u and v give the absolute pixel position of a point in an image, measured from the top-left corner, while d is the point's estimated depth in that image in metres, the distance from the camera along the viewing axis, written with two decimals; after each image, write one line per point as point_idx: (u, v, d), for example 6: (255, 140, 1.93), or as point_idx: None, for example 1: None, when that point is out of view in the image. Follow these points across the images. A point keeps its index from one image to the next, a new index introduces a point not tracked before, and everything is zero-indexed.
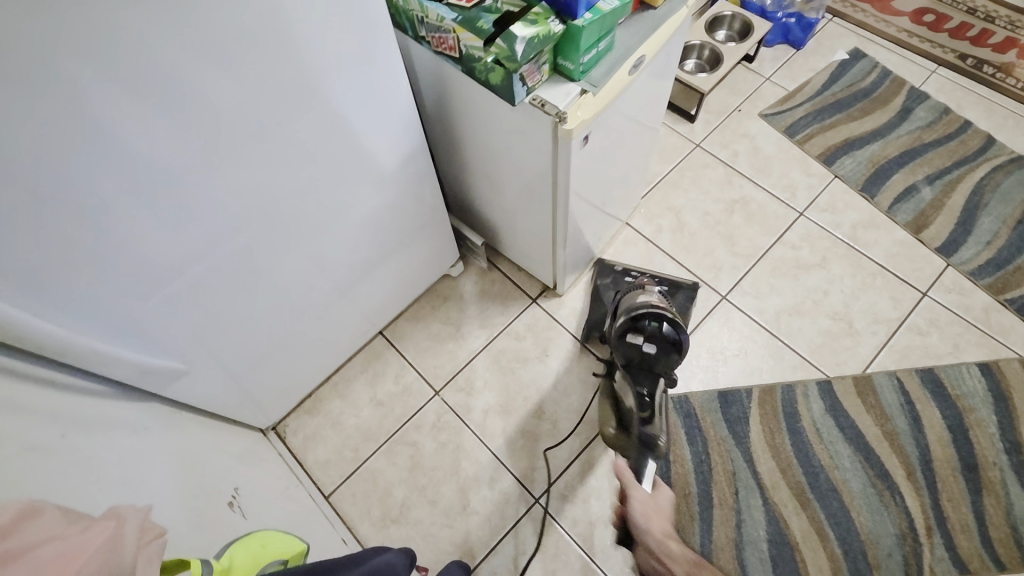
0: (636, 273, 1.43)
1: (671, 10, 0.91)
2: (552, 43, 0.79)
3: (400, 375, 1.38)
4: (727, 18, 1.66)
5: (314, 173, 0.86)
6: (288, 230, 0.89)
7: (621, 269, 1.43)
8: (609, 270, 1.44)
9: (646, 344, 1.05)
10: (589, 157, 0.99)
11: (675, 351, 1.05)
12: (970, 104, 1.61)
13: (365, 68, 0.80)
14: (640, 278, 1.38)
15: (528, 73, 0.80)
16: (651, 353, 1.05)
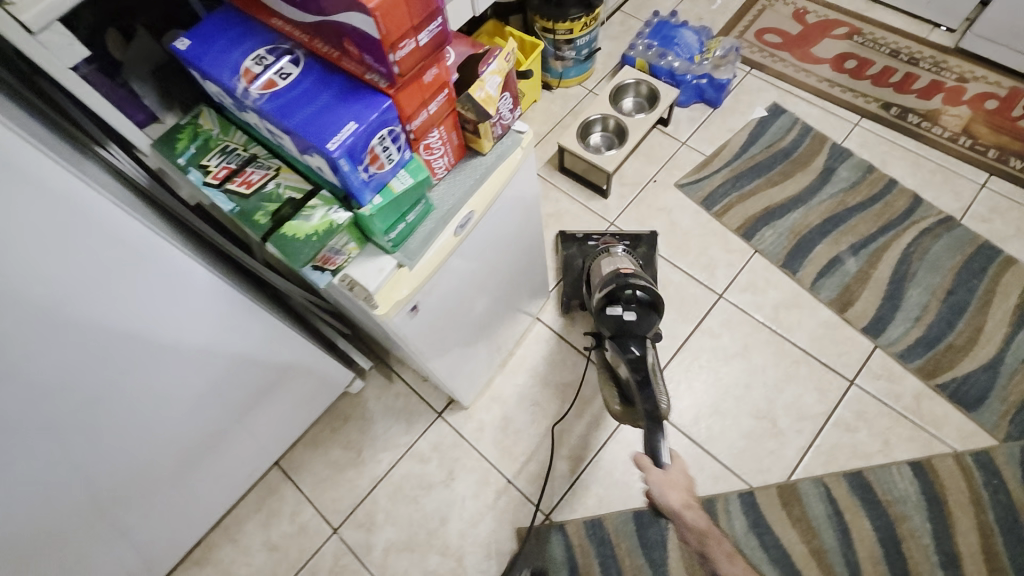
0: (598, 237, 1.47)
1: (503, 154, 0.82)
2: (344, 228, 0.72)
3: (295, 513, 1.27)
4: (634, 85, 1.58)
5: (93, 385, 0.73)
6: (76, 442, 0.77)
7: (582, 235, 1.47)
8: (572, 239, 1.47)
9: (624, 313, 1.08)
10: (438, 309, 0.90)
11: (653, 311, 1.09)
12: (895, 160, 1.52)
13: (149, 266, 0.70)
14: (602, 239, 1.44)
15: (324, 259, 0.73)
16: (634, 319, 1.08)
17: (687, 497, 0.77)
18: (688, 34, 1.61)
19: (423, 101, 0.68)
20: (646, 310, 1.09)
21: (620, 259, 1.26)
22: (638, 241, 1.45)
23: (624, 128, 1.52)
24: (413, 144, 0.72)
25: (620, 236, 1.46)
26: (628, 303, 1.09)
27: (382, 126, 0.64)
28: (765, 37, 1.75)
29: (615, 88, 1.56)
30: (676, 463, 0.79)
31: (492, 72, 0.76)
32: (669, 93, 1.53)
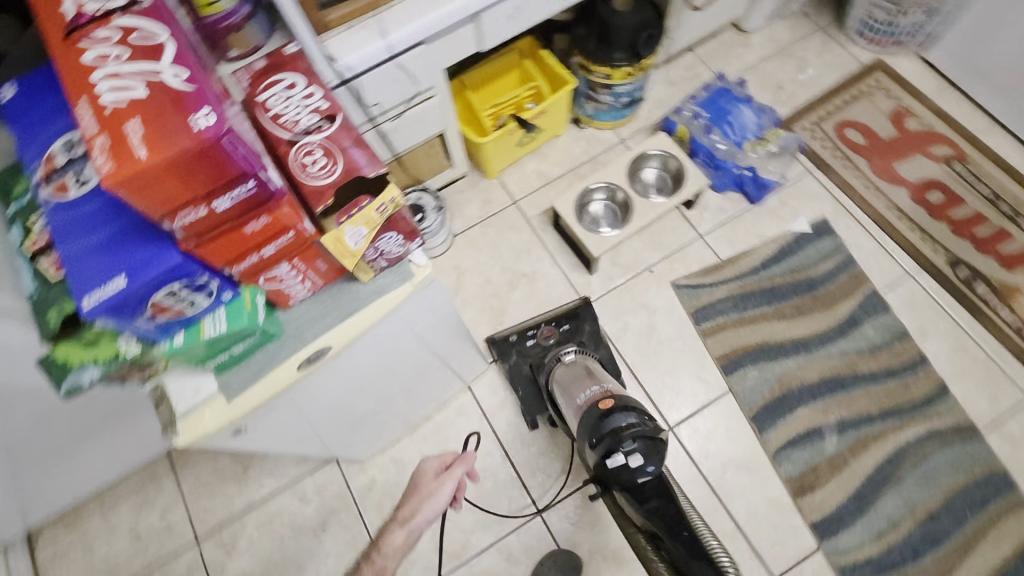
0: (530, 326, 1.30)
1: (387, 286, 0.68)
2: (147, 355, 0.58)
3: (167, 509, 1.25)
4: (661, 155, 1.34)
5: None
6: None
7: (516, 336, 1.30)
8: (505, 346, 1.29)
9: (627, 458, 0.86)
10: (289, 415, 0.78)
11: (653, 444, 0.88)
12: (938, 334, 1.26)
13: None
14: (540, 331, 1.30)
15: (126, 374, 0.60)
16: (642, 462, 0.86)
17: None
18: (746, 113, 1.36)
19: (247, 249, 0.53)
20: (648, 441, 0.88)
21: (586, 376, 1.11)
22: (581, 323, 1.31)
23: (631, 208, 1.30)
24: (241, 279, 0.58)
25: (555, 316, 1.30)
26: (625, 443, 0.87)
27: (169, 280, 0.49)
28: (846, 133, 1.45)
29: (636, 157, 1.33)
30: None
31: (355, 220, 0.59)
32: (695, 181, 1.29)
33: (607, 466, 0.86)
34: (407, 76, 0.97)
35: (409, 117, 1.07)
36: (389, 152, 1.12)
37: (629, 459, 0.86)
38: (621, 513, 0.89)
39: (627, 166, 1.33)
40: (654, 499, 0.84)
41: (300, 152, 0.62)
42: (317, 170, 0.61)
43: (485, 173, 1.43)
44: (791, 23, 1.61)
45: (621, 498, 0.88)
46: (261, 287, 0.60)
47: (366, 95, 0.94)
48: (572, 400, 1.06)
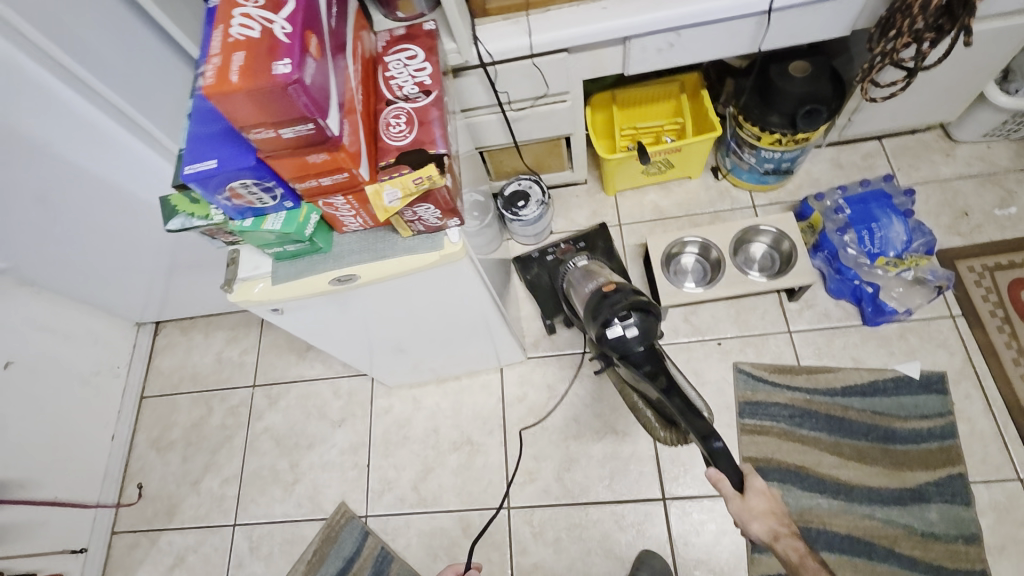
0: (552, 247, 1.42)
1: (418, 247, 0.77)
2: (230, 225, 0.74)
3: (245, 352, 1.54)
4: (775, 234, 1.27)
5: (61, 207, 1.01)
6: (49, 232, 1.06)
7: (538, 253, 1.41)
8: (529, 260, 1.40)
9: (625, 328, 0.87)
10: (324, 322, 0.92)
11: (648, 314, 0.88)
12: (1020, 557, 1.05)
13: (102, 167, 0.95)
14: (558, 249, 1.41)
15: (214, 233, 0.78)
16: (638, 331, 0.87)
17: (770, 524, 0.73)
18: (896, 225, 1.20)
19: (308, 174, 0.64)
20: (646, 311, 0.88)
21: (597, 271, 1.12)
22: (595, 241, 1.42)
23: (720, 273, 1.26)
24: (303, 195, 0.69)
25: (574, 237, 1.42)
26: (621, 313, 0.87)
27: (245, 177, 0.63)
28: (1021, 296, 1.24)
29: (750, 227, 1.28)
30: (756, 482, 0.74)
31: (394, 183, 0.67)
32: (797, 274, 1.21)
33: (607, 338, 0.87)
34: (540, 76, 1.05)
35: (536, 112, 1.16)
36: (508, 139, 1.24)
37: (627, 329, 0.87)
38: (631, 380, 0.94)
39: (737, 232, 1.28)
40: (648, 364, 0.86)
41: (390, 115, 0.73)
42: (394, 133, 0.72)
43: (605, 188, 1.51)
44: (1017, 149, 1.37)
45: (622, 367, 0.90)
46: (319, 207, 0.72)
47: (498, 81, 1.05)
48: (583, 292, 1.07)
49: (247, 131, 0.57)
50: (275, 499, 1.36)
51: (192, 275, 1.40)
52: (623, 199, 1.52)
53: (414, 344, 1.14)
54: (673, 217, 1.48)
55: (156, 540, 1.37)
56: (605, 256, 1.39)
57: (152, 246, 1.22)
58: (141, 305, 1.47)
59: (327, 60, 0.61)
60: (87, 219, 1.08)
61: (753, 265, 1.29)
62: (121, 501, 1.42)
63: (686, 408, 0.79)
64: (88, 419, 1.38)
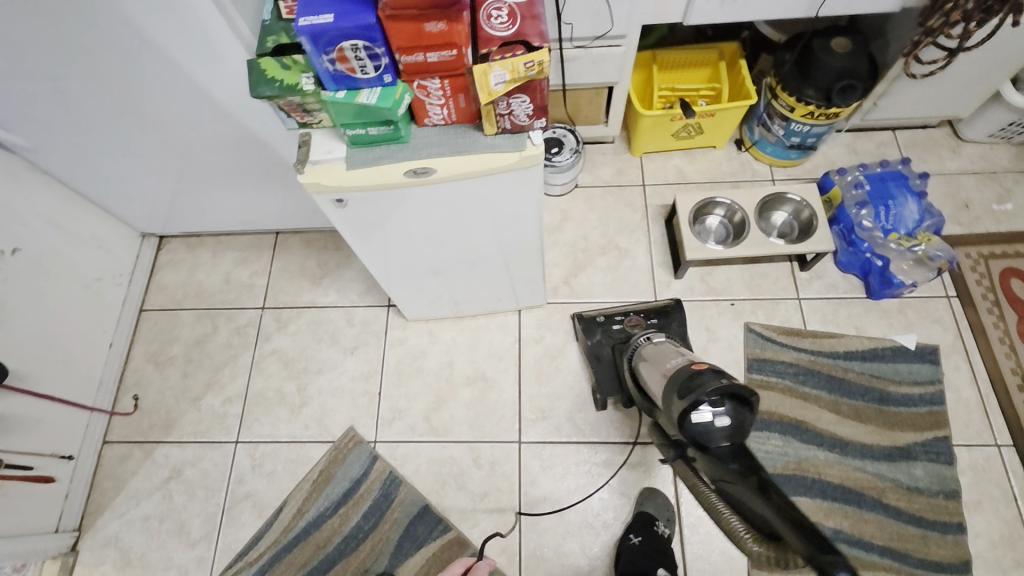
0: (620, 317, 1.31)
1: (500, 146, 0.78)
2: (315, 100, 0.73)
3: (255, 274, 1.50)
4: (798, 203, 1.34)
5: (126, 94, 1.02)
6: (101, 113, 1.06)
7: (604, 318, 1.31)
8: (592, 326, 1.30)
9: (714, 415, 0.77)
10: (378, 221, 0.92)
11: (744, 407, 0.77)
12: (992, 513, 1.15)
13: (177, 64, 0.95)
14: (628, 318, 1.30)
15: (292, 110, 0.77)
16: (730, 423, 0.76)
17: None
18: (910, 205, 1.28)
19: (419, 45, 0.65)
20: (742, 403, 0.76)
21: (673, 350, 1.06)
22: (669, 320, 1.31)
23: (743, 234, 1.31)
24: (402, 72, 0.69)
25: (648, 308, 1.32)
26: (710, 397, 0.77)
27: (358, 37, 0.62)
28: (1009, 283, 1.34)
29: (775, 193, 1.33)
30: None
31: (504, 64, 0.68)
32: (816, 240, 1.28)
33: (689, 422, 0.77)
34: (607, 14, 1.07)
35: (591, 54, 1.18)
36: (557, 81, 1.26)
37: (716, 416, 0.77)
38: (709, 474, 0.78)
39: (762, 197, 1.34)
40: (736, 465, 0.74)
41: (492, 6, 0.72)
42: (496, 24, 0.71)
43: (633, 148, 1.55)
44: (1016, 152, 1.48)
45: (701, 463, 0.79)
46: (411, 91, 0.72)
47: (564, 12, 1.06)
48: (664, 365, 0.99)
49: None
50: (281, 419, 1.34)
51: (212, 184, 1.30)
52: (649, 161, 1.56)
53: (449, 267, 1.15)
54: (696, 183, 1.52)
55: (150, 451, 1.33)
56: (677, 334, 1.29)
57: (180, 137, 1.13)
58: (164, 218, 1.45)
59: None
60: (125, 81, 0.99)
61: (773, 232, 1.35)
62: (114, 410, 1.37)
63: (785, 521, 0.62)
64: (89, 321, 1.33)
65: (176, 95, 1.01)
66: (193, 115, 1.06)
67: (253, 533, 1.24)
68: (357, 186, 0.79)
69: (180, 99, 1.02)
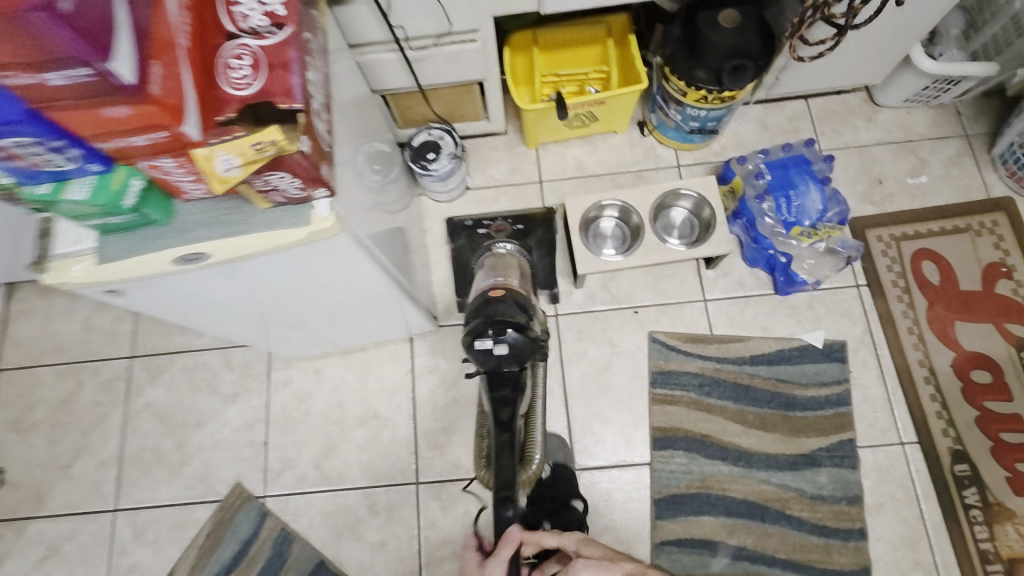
0: (489, 223, 1.29)
1: (280, 222, 0.65)
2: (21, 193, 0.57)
3: (119, 318, 1.35)
4: (696, 199, 1.23)
5: None
6: None
7: (471, 223, 1.29)
8: (461, 229, 1.29)
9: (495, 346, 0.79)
10: (182, 297, 0.78)
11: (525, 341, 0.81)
12: (894, 515, 1.13)
13: None
14: (494, 224, 1.28)
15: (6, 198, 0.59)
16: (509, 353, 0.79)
17: None
18: (813, 193, 1.17)
19: (111, 130, 0.50)
20: (524, 335, 0.80)
21: (508, 263, 1.06)
22: (535, 226, 1.28)
23: (638, 241, 1.20)
24: (113, 157, 0.55)
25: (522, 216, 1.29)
26: (495, 328, 0.79)
27: (17, 135, 0.48)
28: (921, 266, 1.27)
29: (672, 190, 1.21)
30: None
31: (228, 147, 0.55)
32: (712, 243, 1.17)
33: (473, 347, 0.79)
34: (440, 10, 0.93)
35: (442, 53, 1.02)
36: (411, 84, 1.09)
37: (497, 345, 0.79)
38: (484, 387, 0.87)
39: (658, 196, 1.21)
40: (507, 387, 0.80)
41: (230, 54, 0.58)
42: (235, 79, 0.57)
43: (526, 141, 1.39)
44: (934, 116, 1.37)
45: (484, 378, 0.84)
46: (141, 172, 0.58)
47: (391, 13, 0.91)
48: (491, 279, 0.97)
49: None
50: (162, 481, 1.24)
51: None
52: (545, 153, 1.41)
53: (305, 317, 1.03)
54: (597, 175, 1.39)
55: (22, 530, 1.23)
56: (541, 247, 1.27)
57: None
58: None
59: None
60: None
61: (671, 233, 1.25)
62: None
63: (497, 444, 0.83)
64: None
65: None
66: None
67: None
68: (117, 281, 0.66)
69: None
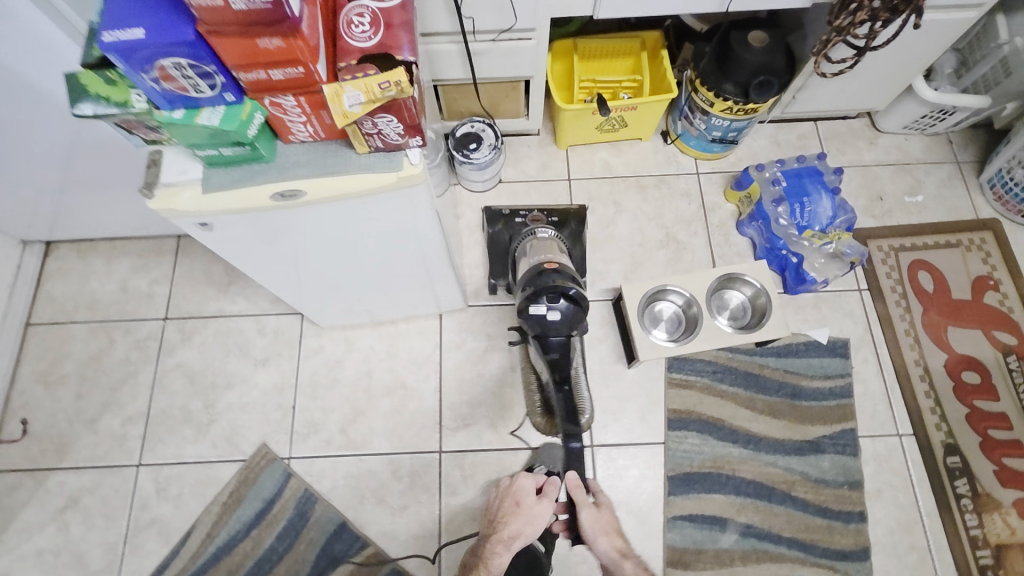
0: (524, 215, 1.31)
1: (374, 166, 0.71)
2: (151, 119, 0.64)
3: (156, 282, 1.40)
4: (755, 288, 1.26)
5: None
6: None
7: (508, 212, 1.32)
8: (499, 217, 1.31)
9: (549, 312, 0.97)
10: (254, 236, 0.81)
11: (575, 306, 0.98)
12: (891, 501, 1.20)
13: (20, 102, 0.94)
14: (530, 215, 1.31)
15: (131, 124, 0.66)
16: (557, 321, 0.97)
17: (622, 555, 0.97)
18: (825, 200, 1.28)
19: (256, 62, 0.56)
20: (574, 304, 0.97)
21: (551, 247, 1.16)
22: (569, 220, 1.31)
23: (692, 327, 1.25)
24: (248, 90, 0.61)
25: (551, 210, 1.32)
26: (550, 296, 0.97)
27: (178, 55, 0.54)
28: (917, 274, 1.38)
29: (727, 275, 1.26)
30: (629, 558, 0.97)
31: (356, 84, 0.61)
32: (768, 324, 1.22)
33: (528, 313, 0.97)
34: (509, 9, 1.01)
35: (500, 47, 1.12)
36: (467, 77, 1.20)
37: (549, 313, 0.97)
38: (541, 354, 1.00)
39: (712, 279, 1.25)
40: (557, 352, 0.98)
41: (352, 12, 0.64)
42: (358, 34, 0.63)
43: (558, 141, 1.49)
44: (930, 144, 1.50)
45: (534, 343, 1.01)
46: (264, 108, 0.64)
47: (462, 7, 0.99)
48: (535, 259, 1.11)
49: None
50: (186, 439, 1.26)
51: (94, 192, 1.21)
52: (574, 154, 1.51)
53: (321, 284, 1.08)
54: (621, 176, 1.49)
55: (44, 480, 1.24)
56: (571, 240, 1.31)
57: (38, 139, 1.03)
58: (50, 225, 1.33)
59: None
60: None
61: (724, 314, 1.28)
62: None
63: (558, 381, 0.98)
64: None
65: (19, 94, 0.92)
66: (40, 114, 0.97)
67: (160, 559, 1.19)
68: (218, 210, 0.71)
69: (29, 101, 0.94)
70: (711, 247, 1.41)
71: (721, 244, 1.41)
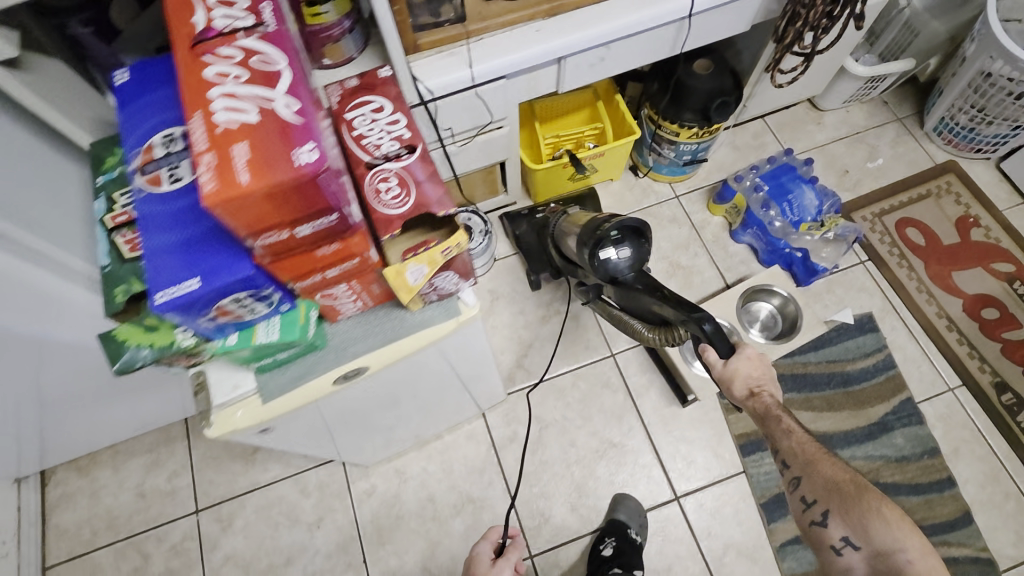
0: (550, 206, 1.40)
1: (435, 319, 0.67)
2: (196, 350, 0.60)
3: (174, 474, 1.29)
4: (783, 298, 1.34)
5: None
6: None
7: (528, 211, 1.41)
8: (520, 216, 1.40)
9: (617, 253, 0.92)
10: (310, 419, 0.75)
11: (639, 239, 0.93)
12: (970, 456, 1.22)
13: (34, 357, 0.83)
14: (549, 207, 1.38)
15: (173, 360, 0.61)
16: (628, 259, 0.92)
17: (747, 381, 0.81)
18: (808, 192, 1.34)
19: (312, 270, 0.53)
20: (636, 235, 0.92)
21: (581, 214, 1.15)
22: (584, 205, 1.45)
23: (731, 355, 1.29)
24: (300, 294, 0.58)
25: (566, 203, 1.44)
26: (613, 239, 0.92)
27: (236, 290, 0.50)
28: (907, 232, 1.44)
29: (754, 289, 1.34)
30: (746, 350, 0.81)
31: (420, 258, 0.58)
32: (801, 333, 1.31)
33: (597, 260, 0.92)
34: (482, 106, 1.00)
35: (476, 142, 1.11)
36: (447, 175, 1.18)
37: (619, 252, 0.92)
38: (628, 298, 0.93)
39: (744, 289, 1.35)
40: (640, 283, 0.90)
41: (377, 179, 0.61)
42: (389, 200, 0.60)
43: (532, 197, 1.46)
44: (869, 109, 1.60)
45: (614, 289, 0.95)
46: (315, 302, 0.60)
47: (438, 118, 0.97)
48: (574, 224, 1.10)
49: (234, 195, 0.41)
50: None
51: (95, 409, 1.08)
52: None
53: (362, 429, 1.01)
54: None
55: None
56: None
57: (42, 382, 0.91)
58: (44, 456, 1.20)
59: (231, 67, 0.48)
60: None
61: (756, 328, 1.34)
62: None
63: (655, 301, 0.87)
64: None
65: (6, 359, 0.78)
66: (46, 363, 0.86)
67: None
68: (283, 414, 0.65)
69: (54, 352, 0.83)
70: (715, 262, 1.43)
71: (723, 258, 1.43)
